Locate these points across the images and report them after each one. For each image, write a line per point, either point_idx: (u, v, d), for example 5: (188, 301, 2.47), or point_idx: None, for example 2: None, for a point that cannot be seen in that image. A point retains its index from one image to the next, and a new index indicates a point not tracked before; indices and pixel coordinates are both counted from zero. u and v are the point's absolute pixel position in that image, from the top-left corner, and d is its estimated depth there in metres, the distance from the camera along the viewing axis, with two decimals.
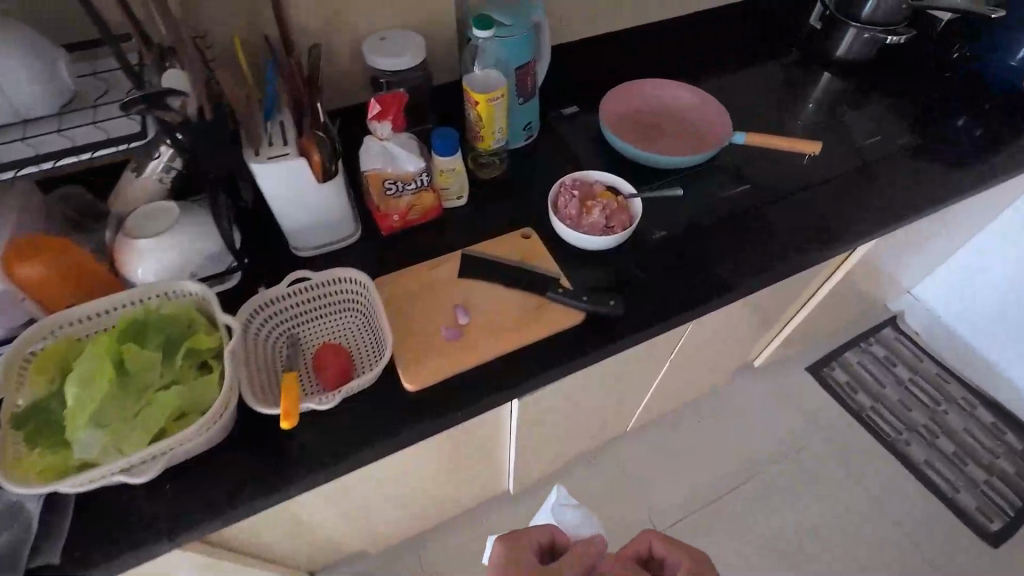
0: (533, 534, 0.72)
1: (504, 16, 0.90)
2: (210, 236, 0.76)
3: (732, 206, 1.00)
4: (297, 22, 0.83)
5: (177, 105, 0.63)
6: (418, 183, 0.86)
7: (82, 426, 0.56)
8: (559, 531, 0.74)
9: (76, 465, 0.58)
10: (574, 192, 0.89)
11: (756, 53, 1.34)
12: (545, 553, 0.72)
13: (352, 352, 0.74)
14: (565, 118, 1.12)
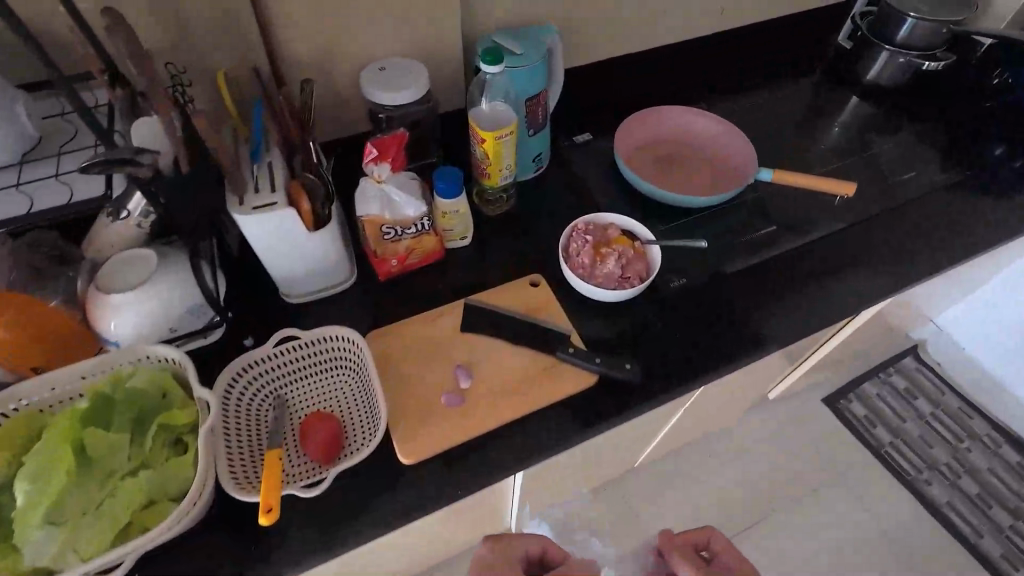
0: (522, 542, 0.71)
1: (514, 44, 0.83)
2: (189, 290, 0.70)
3: (757, 250, 0.93)
4: (289, 52, 0.76)
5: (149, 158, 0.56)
6: (418, 228, 0.80)
7: (35, 525, 0.51)
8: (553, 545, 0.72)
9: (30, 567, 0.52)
10: (588, 237, 0.83)
11: (781, 75, 1.26)
12: (534, 564, 0.71)
13: (342, 419, 0.68)
14: (577, 147, 1.05)
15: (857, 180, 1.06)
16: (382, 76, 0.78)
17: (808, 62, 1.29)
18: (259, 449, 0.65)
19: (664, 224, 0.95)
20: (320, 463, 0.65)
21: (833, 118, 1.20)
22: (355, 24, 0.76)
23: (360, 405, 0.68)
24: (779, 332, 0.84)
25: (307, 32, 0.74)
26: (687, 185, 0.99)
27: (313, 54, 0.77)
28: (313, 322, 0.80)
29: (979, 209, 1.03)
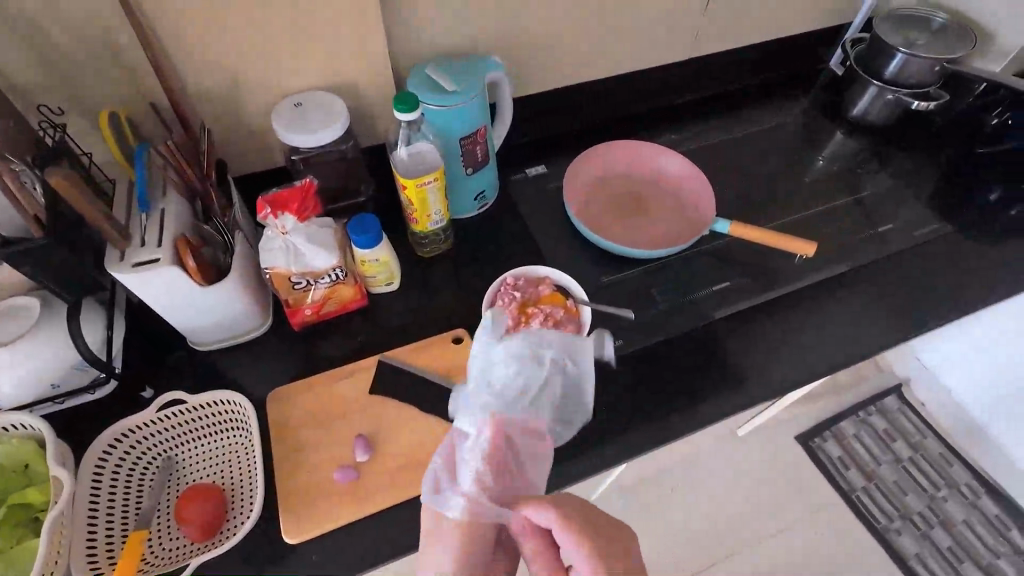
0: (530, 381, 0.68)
1: (448, 80, 0.77)
2: (69, 348, 0.64)
3: (706, 309, 0.86)
4: (193, 86, 0.70)
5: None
6: (331, 278, 0.74)
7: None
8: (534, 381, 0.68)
9: None
10: (515, 294, 0.77)
11: (766, 102, 1.15)
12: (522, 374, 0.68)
13: (225, 491, 0.65)
14: (528, 181, 0.98)
15: (836, 226, 0.97)
16: (298, 112, 0.73)
17: (799, 91, 1.18)
18: (130, 524, 0.62)
19: (609, 275, 0.89)
20: (194, 542, 0.62)
21: (819, 152, 1.09)
22: (263, 55, 0.70)
23: (244, 475, 0.66)
24: (720, 405, 0.77)
25: (209, 64, 0.69)
26: (639, 231, 0.92)
27: (217, 85, 0.71)
28: (215, 374, 0.75)
29: (969, 264, 0.93)
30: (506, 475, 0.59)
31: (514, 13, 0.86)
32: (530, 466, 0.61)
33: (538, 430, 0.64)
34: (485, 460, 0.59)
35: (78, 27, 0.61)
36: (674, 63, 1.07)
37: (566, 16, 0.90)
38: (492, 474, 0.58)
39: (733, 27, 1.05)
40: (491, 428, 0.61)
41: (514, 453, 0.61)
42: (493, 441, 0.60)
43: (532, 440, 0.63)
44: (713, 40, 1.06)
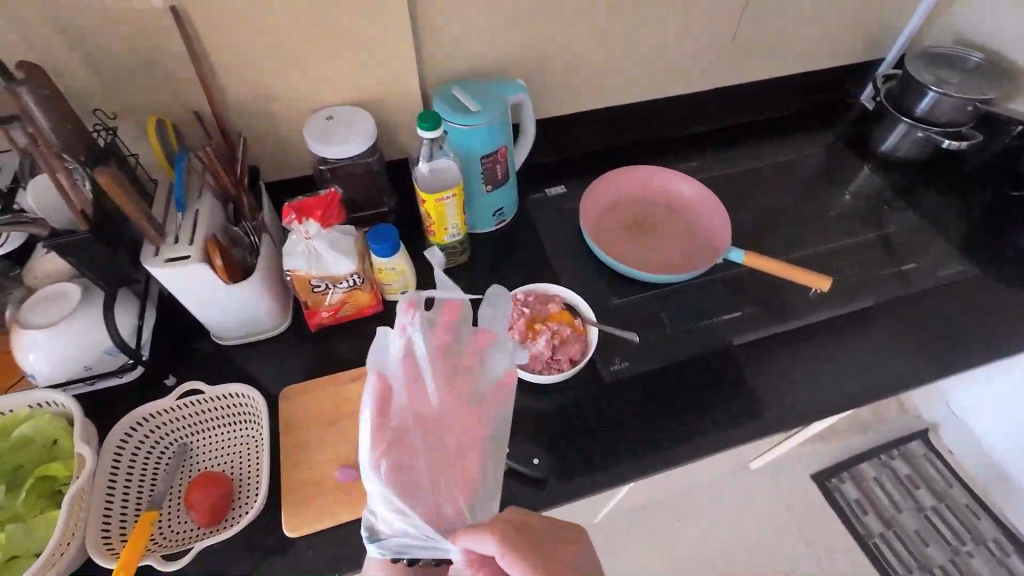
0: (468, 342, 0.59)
1: (472, 100, 0.80)
2: (102, 334, 0.68)
3: (717, 336, 0.85)
4: (235, 98, 0.76)
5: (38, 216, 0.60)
6: (349, 283, 0.77)
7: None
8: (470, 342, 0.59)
9: None
10: (524, 310, 0.79)
11: (792, 135, 1.15)
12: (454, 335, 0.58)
13: (232, 480, 0.68)
14: (547, 201, 1.00)
15: (857, 261, 0.96)
16: (327, 125, 0.77)
17: (827, 124, 1.17)
18: (143, 504, 0.65)
19: (619, 297, 0.89)
20: (200, 527, 0.65)
21: (845, 187, 1.07)
22: (299, 70, 0.75)
23: (251, 467, 0.69)
24: (721, 435, 0.76)
25: (250, 78, 0.74)
26: (652, 256, 0.93)
27: (255, 98, 0.76)
28: (233, 368, 0.79)
29: (997, 309, 0.90)
30: (429, 476, 0.53)
31: (541, 39, 0.89)
32: (460, 461, 0.55)
33: (463, 416, 0.56)
34: (404, 459, 0.52)
35: (136, 42, 0.66)
36: (699, 92, 1.08)
37: (591, 43, 0.92)
38: (406, 478, 0.51)
39: (760, 59, 1.06)
40: (404, 418, 0.53)
41: (438, 449, 0.54)
42: (407, 438, 0.53)
43: (457, 432, 0.56)
44: (740, 71, 1.07)
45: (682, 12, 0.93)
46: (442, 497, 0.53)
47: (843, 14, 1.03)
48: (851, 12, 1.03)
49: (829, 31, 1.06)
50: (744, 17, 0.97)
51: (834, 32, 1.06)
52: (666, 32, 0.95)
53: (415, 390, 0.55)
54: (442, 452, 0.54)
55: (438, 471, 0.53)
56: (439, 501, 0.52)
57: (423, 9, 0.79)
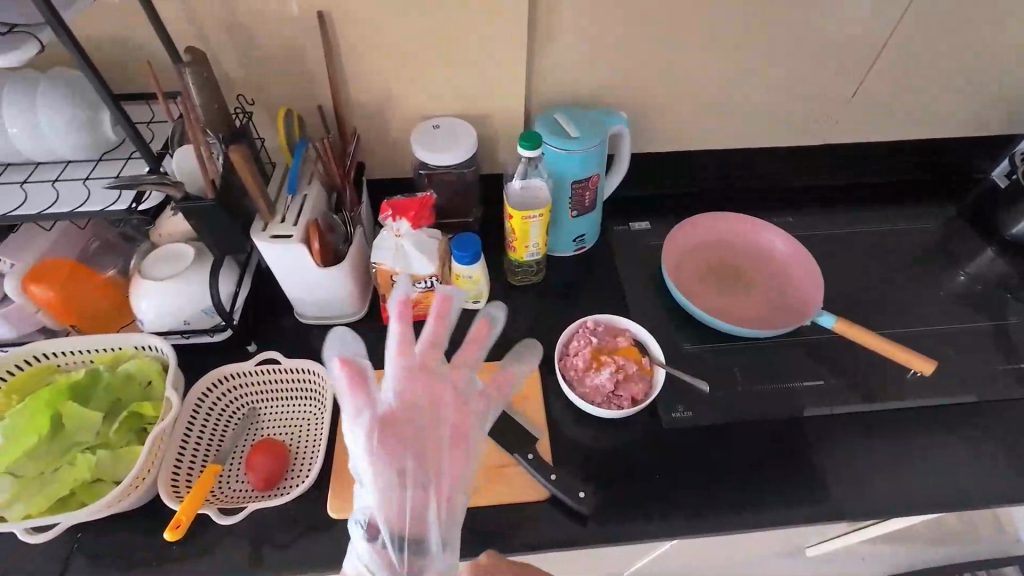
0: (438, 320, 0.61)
1: (572, 127, 0.82)
2: (204, 295, 0.75)
3: (793, 402, 0.80)
4: (356, 97, 0.82)
5: (171, 181, 0.64)
6: (426, 284, 0.80)
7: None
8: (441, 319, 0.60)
9: None
10: (591, 339, 0.78)
11: (905, 205, 1.06)
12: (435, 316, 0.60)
13: (289, 451, 0.72)
14: (629, 235, 0.99)
15: (969, 349, 0.86)
16: (434, 133, 0.81)
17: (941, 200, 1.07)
18: (208, 457, 0.70)
19: (691, 343, 0.86)
20: (255, 489, 0.69)
21: (962, 266, 0.98)
22: (414, 77, 0.80)
23: (309, 441, 0.72)
24: (785, 509, 0.71)
25: (372, 81, 0.80)
26: (733, 308, 0.89)
27: (374, 101, 0.83)
28: (308, 346, 0.83)
29: None
30: (415, 468, 0.56)
31: (652, 75, 0.89)
32: (448, 465, 0.58)
33: (459, 425, 0.59)
34: (392, 458, 0.56)
35: (284, 38, 0.74)
36: (801, 146, 1.03)
37: (699, 83, 0.91)
38: (393, 474, 0.56)
39: (848, 111, 0.98)
40: (401, 417, 0.58)
41: (431, 450, 0.58)
42: (399, 436, 0.57)
43: (451, 435, 0.59)
44: (851, 129, 1.01)
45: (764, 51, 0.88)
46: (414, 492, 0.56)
47: (953, 73, 0.95)
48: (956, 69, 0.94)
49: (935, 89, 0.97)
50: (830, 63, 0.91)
51: (961, 99, 0.98)
52: (737, 69, 0.90)
53: (412, 391, 0.58)
54: (432, 453, 0.57)
55: (429, 470, 0.57)
56: (427, 501, 0.56)
57: (538, 36, 0.82)
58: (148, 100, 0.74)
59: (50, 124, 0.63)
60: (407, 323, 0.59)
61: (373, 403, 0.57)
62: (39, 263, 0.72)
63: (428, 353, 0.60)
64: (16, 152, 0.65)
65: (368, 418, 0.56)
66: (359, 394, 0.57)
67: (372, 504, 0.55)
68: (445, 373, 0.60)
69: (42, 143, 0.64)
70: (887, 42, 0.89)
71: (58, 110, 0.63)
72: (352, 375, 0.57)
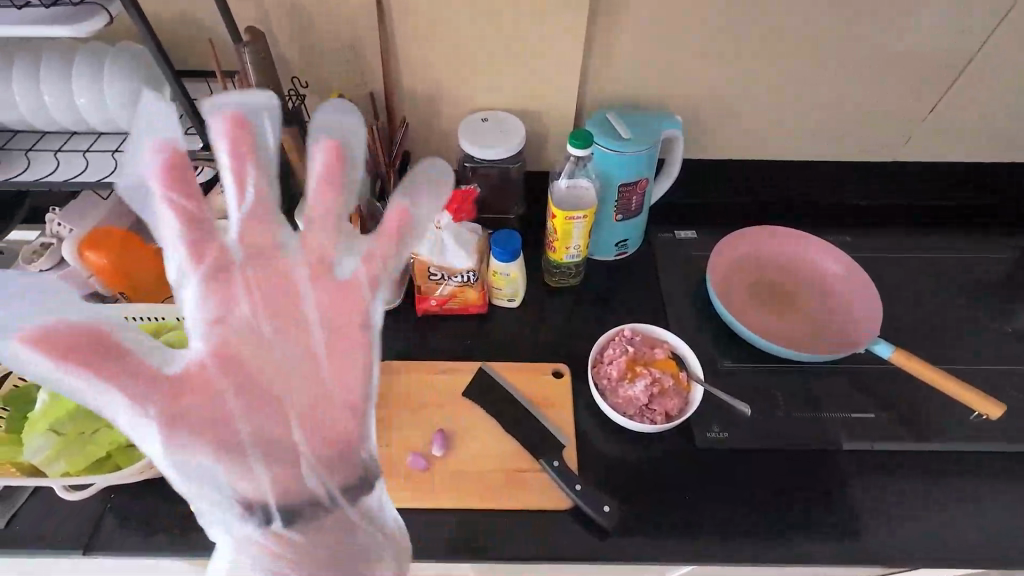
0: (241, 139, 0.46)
1: (624, 127, 0.79)
2: None
3: (841, 434, 0.75)
4: (408, 86, 0.82)
5: None
6: (462, 278, 0.79)
7: (37, 432, 0.61)
8: (243, 133, 0.46)
9: (30, 466, 0.62)
10: (627, 347, 0.75)
11: (948, 224, 0.99)
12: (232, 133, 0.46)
13: None
14: (674, 243, 0.96)
15: None
16: (482, 127, 0.80)
17: (1004, 229, 0.99)
18: None
19: (732, 361, 0.82)
20: None
21: None
22: (467, 68, 0.80)
23: None
24: (822, 544, 0.67)
25: (425, 70, 0.80)
26: (780, 328, 0.85)
27: (426, 90, 0.82)
28: None
29: None
30: (244, 422, 0.46)
31: (710, 78, 0.86)
32: (297, 395, 0.48)
33: (330, 327, 0.49)
34: (213, 418, 0.46)
35: (341, 24, 0.74)
36: (829, 156, 0.98)
37: (758, 90, 0.88)
38: (224, 441, 0.46)
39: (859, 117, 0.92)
40: (207, 370, 0.46)
41: (277, 382, 0.48)
42: (222, 383, 0.46)
43: (318, 344, 0.49)
44: (909, 146, 0.96)
45: (798, 56, 0.84)
46: (252, 451, 0.47)
47: (968, 81, 0.88)
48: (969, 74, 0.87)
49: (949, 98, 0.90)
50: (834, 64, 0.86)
51: None
52: (770, 70, 0.86)
53: (217, 317, 0.47)
54: (258, 391, 0.47)
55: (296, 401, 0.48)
56: (297, 443, 0.48)
57: (594, 35, 0.81)
58: (206, 78, 0.75)
59: (113, 96, 0.65)
60: (187, 199, 0.45)
61: (149, 372, 0.44)
62: (95, 230, 0.74)
63: (246, 246, 0.48)
64: (82, 122, 0.67)
65: (138, 398, 0.43)
66: (113, 373, 0.42)
67: (229, 486, 0.46)
68: (287, 257, 0.48)
69: (104, 113, 0.66)
70: (891, 44, 0.84)
71: (123, 83, 0.64)
72: (77, 358, 0.41)
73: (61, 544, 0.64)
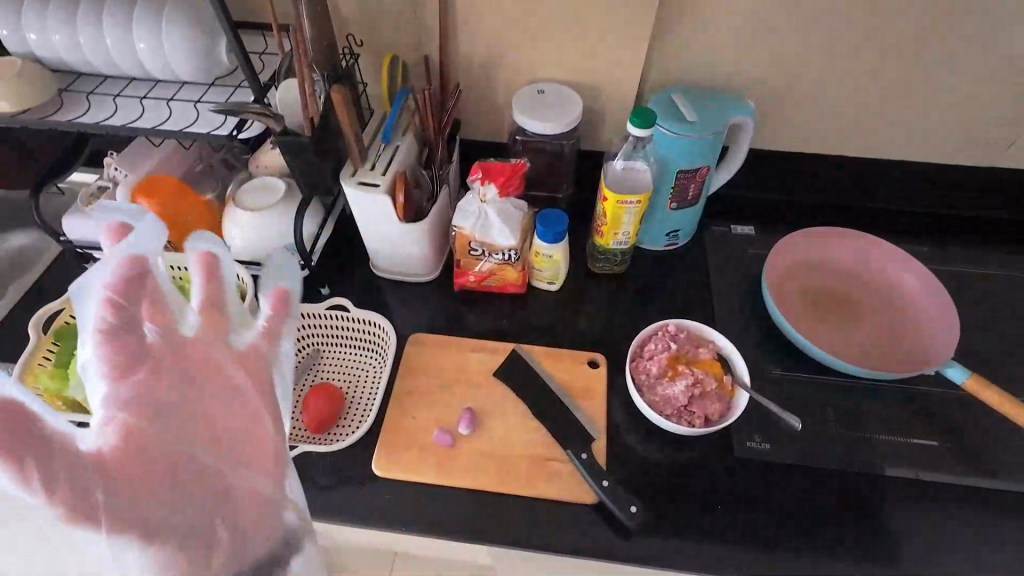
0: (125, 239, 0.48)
1: (689, 109, 0.74)
2: (286, 230, 0.75)
3: (897, 458, 0.69)
4: (466, 53, 0.79)
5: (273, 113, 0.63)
6: (503, 256, 0.76)
7: None
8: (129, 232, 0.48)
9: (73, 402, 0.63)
10: (670, 344, 0.71)
11: (950, 235, 0.91)
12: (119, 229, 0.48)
13: (344, 397, 0.73)
14: (729, 238, 0.90)
15: None
16: (538, 99, 0.76)
17: (1011, 241, 0.90)
18: None
19: (780, 369, 0.77)
20: (308, 430, 0.70)
21: None
22: (527, 37, 0.76)
23: (365, 394, 0.73)
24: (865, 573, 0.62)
25: (484, 37, 0.77)
26: (843, 341, 0.78)
27: (482, 58, 0.79)
28: (378, 299, 0.82)
29: None
30: (171, 502, 0.44)
31: (789, 62, 0.79)
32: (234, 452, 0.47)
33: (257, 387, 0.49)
34: (153, 493, 0.43)
35: None
36: (913, 158, 0.89)
37: (841, 78, 0.81)
38: (153, 529, 0.43)
39: (879, 125, 0.85)
40: (123, 453, 0.42)
41: (206, 448, 0.46)
42: (150, 463, 0.43)
43: (251, 408, 0.49)
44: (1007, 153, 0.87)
45: (891, 43, 0.77)
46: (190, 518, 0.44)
47: (984, 84, 0.80)
48: (974, 79, 0.79)
49: (955, 107, 0.82)
50: (851, 61, 0.79)
51: None
52: (857, 57, 0.78)
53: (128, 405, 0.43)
54: (184, 460, 0.45)
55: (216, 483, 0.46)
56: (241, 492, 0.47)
57: (667, 8, 0.75)
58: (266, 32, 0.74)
59: (170, 44, 0.64)
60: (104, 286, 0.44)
61: (62, 454, 0.40)
62: (145, 177, 0.76)
63: (155, 332, 0.46)
64: (140, 67, 0.67)
65: (52, 492, 0.39)
66: (29, 459, 0.38)
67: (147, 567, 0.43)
68: (193, 335, 0.48)
69: (161, 61, 0.66)
70: (993, 34, 0.75)
71: (180, 32, 0.64)
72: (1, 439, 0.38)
73: None
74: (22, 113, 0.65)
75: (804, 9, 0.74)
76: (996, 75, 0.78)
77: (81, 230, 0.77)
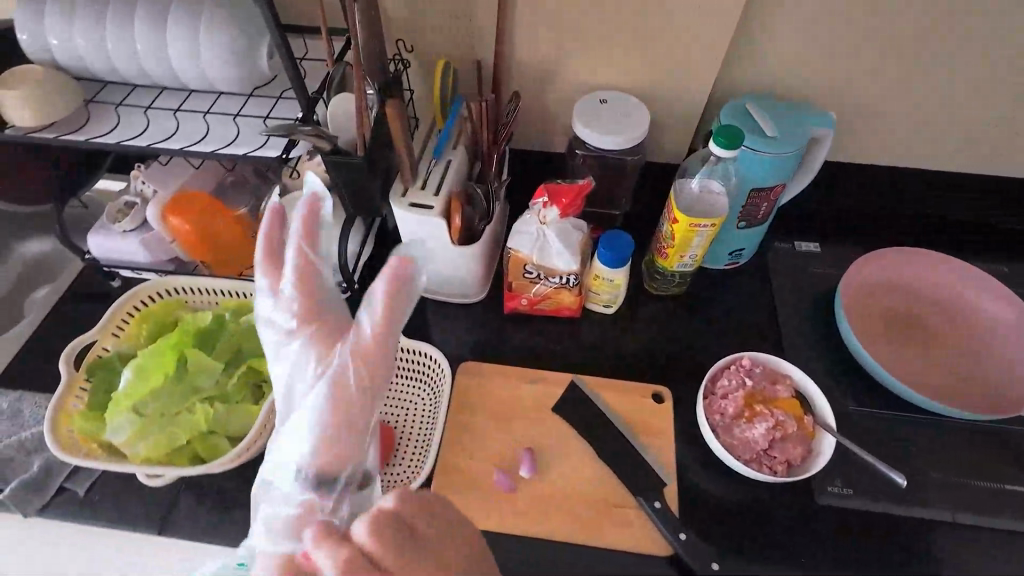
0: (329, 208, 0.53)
1: (770, 124, 0.67)
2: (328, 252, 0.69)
3: (991, 506, 0.64)
4: (520, 57, 0.72)
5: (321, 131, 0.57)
6: (561, 280, 0.71)
7: (120, 411, 0.58)
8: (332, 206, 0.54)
9: (107, 447, 0.60)
10: (746, 380, 0.66)
11: (947, 235, 0.86)
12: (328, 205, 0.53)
13: (394, 435, 0.68)
14: (793, 256, 0.84)
15: None
16: (600, 109, 0.70)
17: (1011, 243, 0.86)
18: None
19: (858, 405, 0.71)
20: None
21: None
22: (589, 41, 0.69)
23: (419, 433, 0.68)
24: None
25: (541, 40, 0.70)
26: (927, 373, 0.73)
27: (538, 63, 0.72)
28: (424, 322, 0.77)
29: None
30: None
31: (871, 69, 0.73)
32: None
33: None
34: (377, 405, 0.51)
35: None
36: (991, 171, 0.83)
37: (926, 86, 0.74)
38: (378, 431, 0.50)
39: (929, 132, 0.79)
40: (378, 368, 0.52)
41: None
42: None
43: None
44: None
45: (986, 49, 0.70)
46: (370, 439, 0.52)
47: (983, 85, 0.74)
48: (974, 79, 0.73)
49: (954, 107, 0.76)
50: (850, 62, 0.73)
51: None
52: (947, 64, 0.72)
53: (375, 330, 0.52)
54: None
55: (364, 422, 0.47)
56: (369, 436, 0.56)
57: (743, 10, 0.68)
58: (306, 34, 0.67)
59: (208, 52, 0.58)
60: None
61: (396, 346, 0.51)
62: (174, 193, 0.70)
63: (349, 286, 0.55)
64: (173, 75, 0.61)
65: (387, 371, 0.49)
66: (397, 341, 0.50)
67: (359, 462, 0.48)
68: None
69: (197, 70, 0.60)
70: None
71: (219, 38, 0.58)
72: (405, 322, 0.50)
73: (135, 524, 0.61)
74: (46, 127, 0.60)
75: (803, 8, 0.68)
76: (994, 75, 0.72)
77: (106, 248, 0.71)
